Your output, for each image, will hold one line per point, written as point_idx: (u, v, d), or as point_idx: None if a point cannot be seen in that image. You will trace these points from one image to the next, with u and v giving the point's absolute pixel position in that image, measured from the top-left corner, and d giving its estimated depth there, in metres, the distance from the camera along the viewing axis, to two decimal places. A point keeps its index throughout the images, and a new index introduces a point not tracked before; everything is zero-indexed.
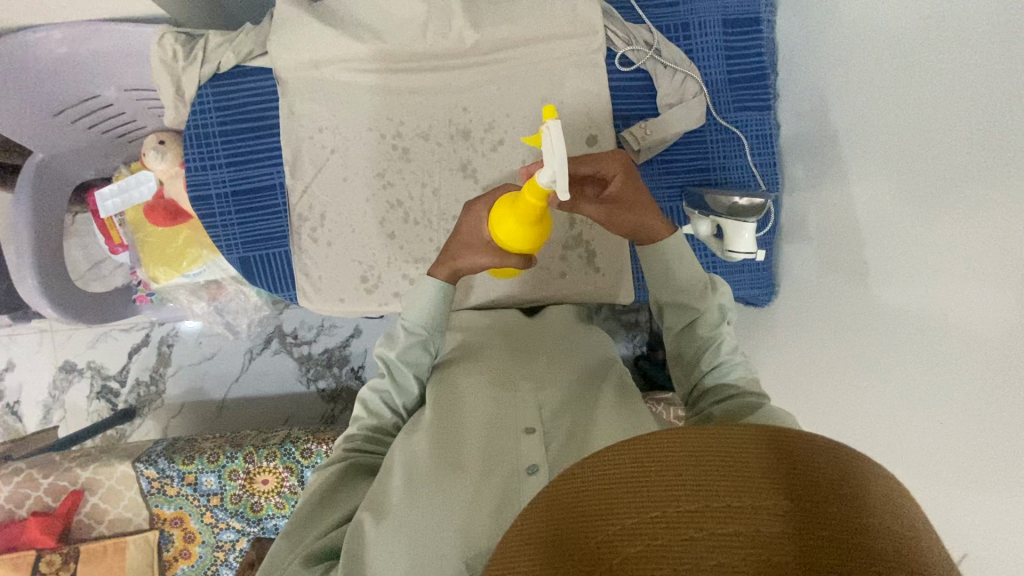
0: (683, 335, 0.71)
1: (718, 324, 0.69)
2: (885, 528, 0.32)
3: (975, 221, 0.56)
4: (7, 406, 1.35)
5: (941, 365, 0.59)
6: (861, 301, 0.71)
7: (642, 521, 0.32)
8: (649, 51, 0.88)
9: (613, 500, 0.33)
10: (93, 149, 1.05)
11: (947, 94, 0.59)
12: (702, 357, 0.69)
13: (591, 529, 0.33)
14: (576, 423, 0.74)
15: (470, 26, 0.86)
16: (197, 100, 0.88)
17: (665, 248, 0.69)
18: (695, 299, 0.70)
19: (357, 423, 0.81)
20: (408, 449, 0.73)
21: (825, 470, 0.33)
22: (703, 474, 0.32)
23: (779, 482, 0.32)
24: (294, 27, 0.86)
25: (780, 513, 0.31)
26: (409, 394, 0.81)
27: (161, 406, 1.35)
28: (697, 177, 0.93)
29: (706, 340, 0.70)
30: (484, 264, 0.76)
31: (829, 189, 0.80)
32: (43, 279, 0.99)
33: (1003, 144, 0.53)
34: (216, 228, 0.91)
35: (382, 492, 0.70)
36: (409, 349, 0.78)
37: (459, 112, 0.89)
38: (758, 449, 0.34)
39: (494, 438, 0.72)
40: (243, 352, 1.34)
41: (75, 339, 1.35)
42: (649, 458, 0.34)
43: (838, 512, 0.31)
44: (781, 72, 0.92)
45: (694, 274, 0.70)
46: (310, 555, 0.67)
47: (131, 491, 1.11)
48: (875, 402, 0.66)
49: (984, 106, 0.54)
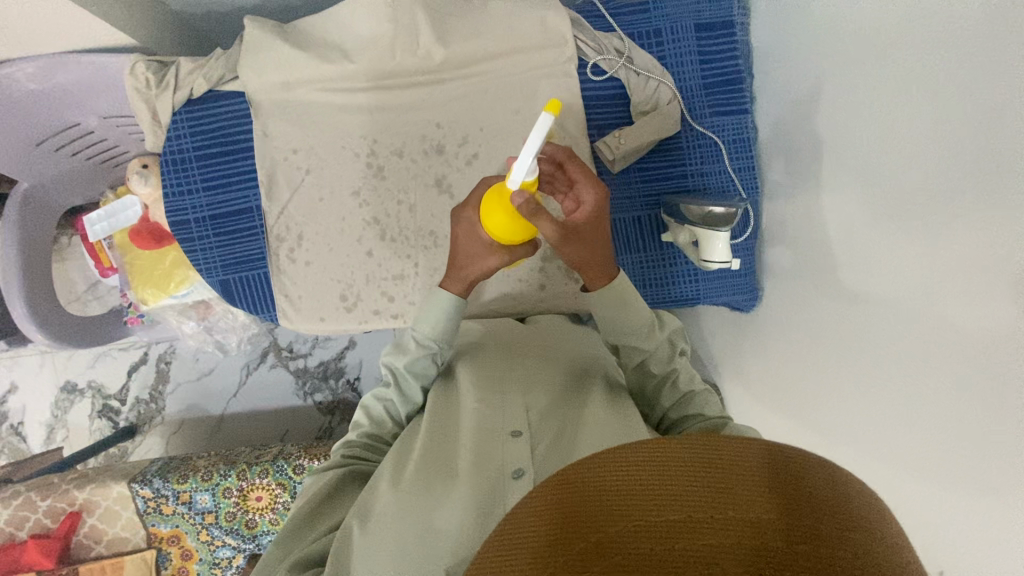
0: (641, 372, 0.76)
1: (669, 358, 0.74)
2: (871, 544, 0.30)
3: (936, 229, 0.54)
4: (11, 427, 1.36)
5: (902, 377, 0.57)
6: (838, 308, 0.70)
7: (623, 530, 0.30)
8: (620, 59, 0.87)
9: (593, 508, 0.32)
10: (78, 175, 1.07)
11: (911, 98, 0.58)
12: (661, 391, 0.75)
13: (574, 535, 0.31)
14: (565, 425, 0.71)
15: (438, 43, 0.85)
16: (172, 127, 0.89)
17: (619, 289, 0.70)
18: (645, 339, 0.72)
19: (358, 430, 0.80)
20: (395, 459, 0.71)
21: (807, 481, 0.32)
22: (685, 484, 0.31)
23: (766, 494, 0.31)
24: (263, 50, 0.86)
25: (763, 525, 0.30)
26: (412, 406, 0.81)
27: (161, 423, 1.36)
28: (675, 184, 0.92)
29: (662, 376, 0.74)
30: (496, 267, 0.70)
31: (805, 193, 0.78)
32: (33, 306, 1.00)
33: (961, 151, 0.52)
34: (196, 252, 0.92)
35: (366, 502, 0.67)
36: (418, 360, 0.76)
37: (432, 128, 0.89)
38: (739, 459, 0.33)
39: (483, 440, 0.70)
40: (240, 367, 1.36)
41: (75, 359, 1.36)
42: (632, 467, 0.33)
43: (820, 524, 0.30)
44: (757, 74, 0.91)
45: (641, 318, 0.71)
46: (301, 561, 0.63)
47: (128, 511, 1.13)
48: (850, 413, 0.65)
49: (949, 111, 0.53)
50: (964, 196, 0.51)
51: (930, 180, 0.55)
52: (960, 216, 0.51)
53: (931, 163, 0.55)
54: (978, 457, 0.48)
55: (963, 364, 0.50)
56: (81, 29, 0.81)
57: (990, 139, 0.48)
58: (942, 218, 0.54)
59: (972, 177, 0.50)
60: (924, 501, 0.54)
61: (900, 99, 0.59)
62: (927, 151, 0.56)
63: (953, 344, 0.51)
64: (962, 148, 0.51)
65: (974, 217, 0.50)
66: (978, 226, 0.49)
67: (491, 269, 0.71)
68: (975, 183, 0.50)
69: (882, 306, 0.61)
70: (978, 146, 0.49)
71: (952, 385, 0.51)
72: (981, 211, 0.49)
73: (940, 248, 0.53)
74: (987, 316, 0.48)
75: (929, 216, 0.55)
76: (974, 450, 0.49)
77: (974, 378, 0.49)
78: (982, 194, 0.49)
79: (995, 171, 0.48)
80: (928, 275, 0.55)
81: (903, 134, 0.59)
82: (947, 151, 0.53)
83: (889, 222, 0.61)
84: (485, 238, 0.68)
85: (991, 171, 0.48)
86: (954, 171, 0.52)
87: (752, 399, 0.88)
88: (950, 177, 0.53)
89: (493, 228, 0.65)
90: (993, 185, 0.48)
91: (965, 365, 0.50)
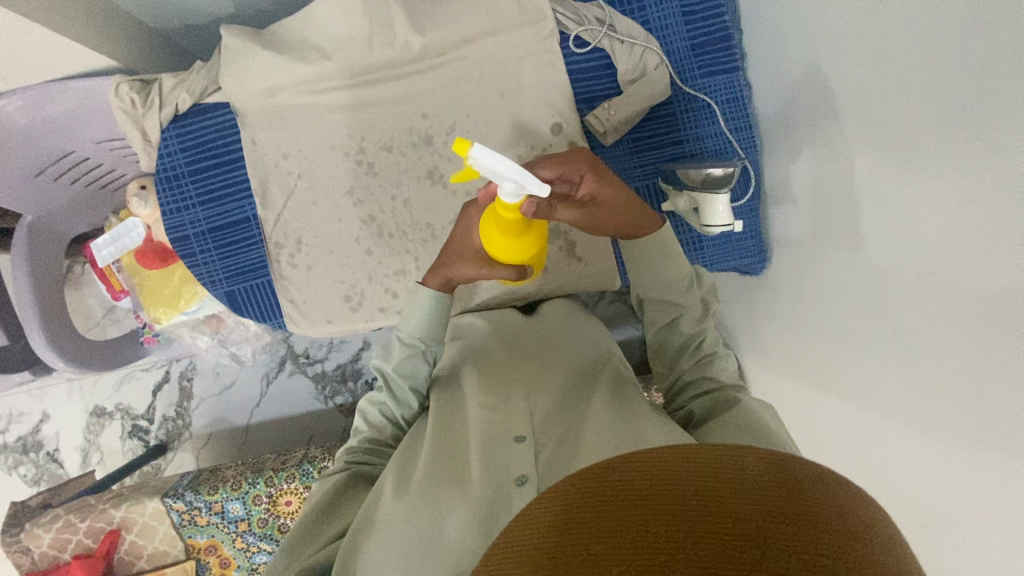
0: (666, 329, 0.72)
1: (702, 317, 0.71)
2: (867, 554, 0.30)
3: (944, 168, 0.52)
4: (47, 454, 1.40)
5: (918, 325, 0.56)
6: (849, 261, 0.67)
7: (611, 548, 0.29)
8: (603, 28, 0.85)
9: (585, 527, 0.31)
10: (81, 204, 1.09)
11: (906, 31, 0.55)
12: (681, 355, 0.72)
13: (566, 550, 0.31)
14: (570, 426, 0.70)
15: (415, 31, 0.84)
16: (162, 144, 0.90)
17: (663, 238, 0.70)
18: (684, 293, 0.70)
19: (358, 435, 0.80)
20: (401, 465, 0.72)
21: (806, 491, 0.32)
22: (676, 497, 0.31)
23: (762, 502, 0.31)
24: (241, 57, 0.85)
25: (760, 538, 0.29)
26: (407, 407, 0.79)
27: (190, 438, 1.39)
28: (671, 151, 0.90)
29: (690, 337, 0.71)
30: (477, 275, 0.70)
31: (803, 146, 0.76)
32: (50, 333, 1.02)
33: (967, 79, 0.49)
34: (199, 266, 0.93)
35: (371, 506, 0.68)
36: (406, 360, 0.75)
37: (419, 119, 0.88)
38: (732, 470, 0.32)
39: (487, 446, 0.69)
40: (260, 377, 1.37)
41: (102, 383, 1.40)
42: (622, 482, 0.32)
43: (815, 536, 0.30)
44: (745, 28, 0.88)
45: (681, 270, 0.69)
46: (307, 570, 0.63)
47: (164, 525, 1.16)
48: (865, 365, 0.63)
49: (950, 40, 0.50)
50: (980, 123, 0.48)
51: (935, 115, 0.53)
52: (968, 148, 0.49)
53: (938, 97, 0.52)
54: (1009, 398, 0.46)
55: (979, 304, 0.48)
56: (61, 56, 0.81)
57: (998, 62, 0.45)
58: (948, 152, 0.51)
59: (988, 103, 0.47)
60: (952, 445, 0.52)
61: (897, 35, 0.56)
62: (929, 83, 0.53)
63: (968, 280, 0.49)
64: (970, 76, 0.48)
65: (985, 148, 0.47)
66: (997, 157, 0.46)
67: (472, 277, 0.71)
68: (983, 112, 0.47)
69: (894, 255, 0.59)
70: (989, 71, 0.47)
71: (965, 327, 0.50)
72: (995, 140, 0.46)
73: (949, 187, 0.51)
74: (1000, 251, 0.46)
75: (938, 151, 0.52)
76: (995, 393, 0.47)
77: (992, 314, 0.47)
78: (995, 122, 0.46)
79: (1007, 93, 0.45)
80: (943, 214, 0.52)
81: (902, 69, 0.56)
82: (952, 81, 0.50)
83: (895, 165, 0.58)
84: (478, 244, 0.69)
85: (1000, 96, 0.46)
86: (962, 100, 0.49)
87: (773, 363, 0.87)
88: (959, 107, 0.50)
89: (489, 244, 0.65)
90: (1000, 112, 0.46)
91: (982, 302, 0.48)
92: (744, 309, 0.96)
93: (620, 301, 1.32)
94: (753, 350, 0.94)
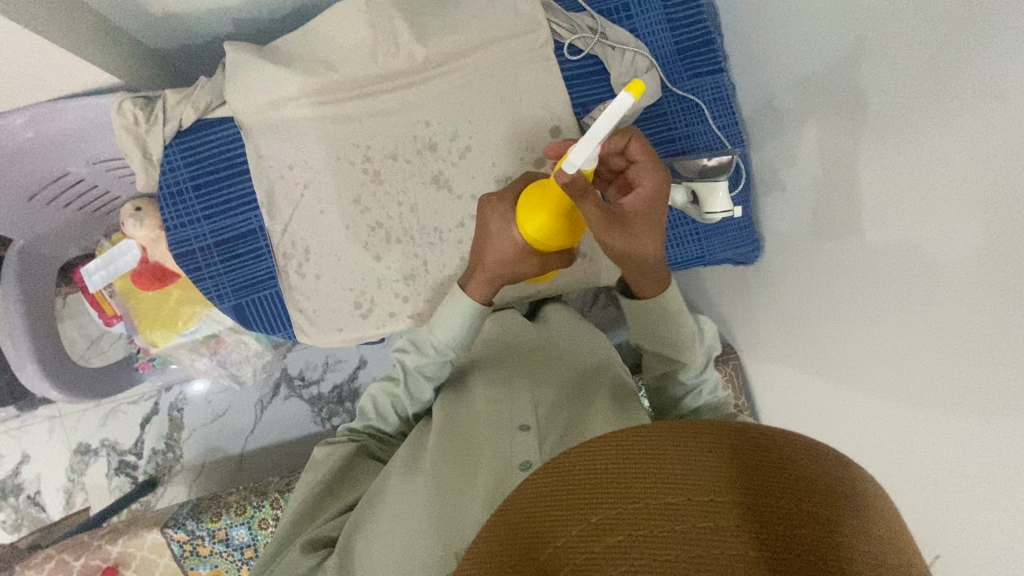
0: (668, 379, 0.73)
1: (703, 371, 0.73)
2: (870, 529, 0.31)
3: (945, 139, 0.56)
4: (28, 498, 1.33)
5: (909, 291, 0.60)
6: (846, 237, 0.72)
7: (622, 513, 0.31)
8: (595, 36, 0.89)
9: (597, 490, 0.33)
10: (73, 226, 1.07)
11: (897, 21, 0.61)
12: (681, 400, 0.73)
13: (571, 515, 0.32)
14: (570, 424, 0.71)
15: (418, 42, 0.88)
16: (166, 160, 0.90)
17: (667, 306, 0.66)
18: (687, 352, 0.70)
19: (363, 419, 0.79)
20: (410, 450, 0.72)
21: (814, 470, 0.33)
22: (690, 464, 0.32)
23: (760, 477, 0.32)
24: (246, 72, 0.87)
25: (768, 510, 0.31)
26: (420, 402, 0.78)
27: (181, 471, 1.33)
28: (665, 148, 0.94)
29: (691, 385, 0.73)
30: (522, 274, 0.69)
31: (796, 134, 0.82)
32: (44, 362, 1.01)
33: (954, 55, 0.54)
34: (204, 280, 0.93)
35: (378, 488, 0.68)
36: (430, 364, 0.74)
37: (423, 126, 0.91)
38: (743, 442, 0.34)
39: (489, 443, 0.69)
40: (255, 403, 1.34)
41: (86, 419, 1.34)
42: (630, 451, 0.33)
43: (825, 512, 0.31)
44: (726, 33, 0.94)
45: (688, 329, 0.69)
46: (310, 543, 0.64)
47: (165, 557, 1.11)
48: (859, 331, 0.68)
49: (939, 22, 0.56)
50: (971, 93, 0.53)
51: (926, 91, 0.58)
52: (964, 115, 0.54)
53: (927, 77, 0.58)
54: (1007, 339, 0.49)
55: (977, 262, 0.52)
56: (63, 72, 0.81)
57: (983, 36, 0.51)
58: (942, 122, 0.57)
59: (977, 74, 0.52)
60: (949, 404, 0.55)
61: (889, 22, 0.62)
62: (923, 64, 0.58)
63: (962, 246, 0.53)
64: (954, 51, 0.54)
65: (977, 115, 0.52)
66: (986, 121, 0.51)
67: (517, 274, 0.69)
68: (972, 84, 0.53)
69: (893, 226, 0.63)
70: (972, 47, 0.52)
71: (956, 282, 0.54)
72: (986, 106, 0.51)
73: (946, 154, 0.56)
74: (999, 202, 0.50)
75: (933, 123, 0.58)
76: (994, 335, 0.51)
77: (982, 273, 0.51)
78: (989, 83, 0.51)
79: (991, 60, 0.51)
80: (941, 180, 0.57)
81: (894, 52, 0.62)
82: (943, 58, 0.56)
83: (888, 143, 0.64)
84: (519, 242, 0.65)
85: (988, 67, 0.51)
86: (953, 71, 0.55)
87: (773, 346, 0.90)
88: (948, 79, 0.56)
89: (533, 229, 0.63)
90: (992, 78, 0.51)
91: (977, 260, 0.52)
92: (742, 298, 1.00)
93: (613, 305, 1.35)
94: (753, 335, 0.97)
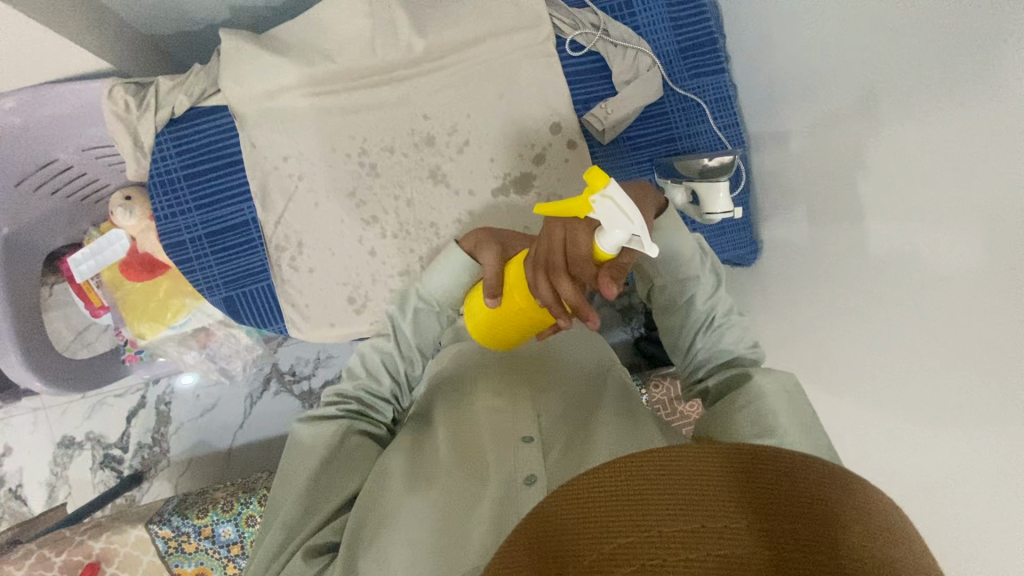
0: (680, 310, 0.69)
1: (713, 291, 0.69)
2: (882, 554, 0.31)
3: (948, 143, 0.56)
4: (9, 491, 1.30)
5: (912, 292, 0.60)
6: (848, 239, 0.71)
7: (635, 541, 0.30)
8: (597, 32, 0.88)
9: (610, 516, 0.31)
10: (60, 215, 1.04)
11: (902, 23, 0.60)
12: (696, 332, 0.69)
13: (584, 544, 0.31)
14: (571, 434, 0.70)
15: (417, 34, 0.86)
16: (157, 148, 0.88)
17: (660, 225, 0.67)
18: (691, 271, 0.68)
19: (352, 381, 0.76)
20: (407, 458, 0.70)
21: (827, 495, 0.32)
22: (704, 489, 0.31)
23: (775, 501, 0.31)
24: (241, 60, 0.86)
25: (782, 537, 0.30)
26: (411, 362, 0.78)
27: (168, 466, 1.31)
28: (665, 148, 0.93)
29: (704, 315, 0.68)
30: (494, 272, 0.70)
31: (798, 135, 0.81)
32: (27, 352, 0.99)
33: (961, 58, 0.54)
34: (195, 272, 0.91)
35: (374, 492, 0.66)
36: (420, 315, 0.76)
37: (421, 120, 0.89)
38: (753, 467, 0.33)
39: (488, 454, 0.68)
40: (244, 398, 1.31)
41: (70, 411, 1.31)
42: (643, 476, 0.32)
43: (837, 537, 0.30)
44: (728, 33, 0.94)
45: (687, 244, 0.68)
46: (312, 549, 0.61)
47: (149, 554, 1.09)
48: (855, 334, 0.68)
49: (945, 25, 0.55)
50: (974, 96, 0.53)
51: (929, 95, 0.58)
52: (967, 119, 0.53)
53: (929, 81, 0.58)
54: (1010, 343, 0.49)
55: (983, 266, 0.51)
56: (52, 56, 0.79)
57: (989, 39, 0.51)
58: (946, 126, 0.56)
59: (980, 78, 0.52)
60: (949, 407, 0.55)
61: (896, 24, 0.61)
62: (927, 68, 0.58)
63: (967, 249, 0.53)
64: (961, 55, 0.54)
65: (980, 120, 0.52)
66: (988, 125, 0.51)
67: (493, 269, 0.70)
68: (976, 88, 0.52)
69: (896, 230, 0.62)
70: (978, 51, 0.52)
71: (958, 285, 0.54)
72: (991, 111, 0.51)
73: (947, 157, 0.56)
74: (1001, 208, 0.49)
75: (935, 127, 0.57)
76: (996, 342, 0.50)
77: (988, 273, 0.51)
78: (993, 87, 0.50)
79: (996, 63, 0.50)
80: (943, 184, 0.56)
81: (898, 55, 0.61)
82: (948, 63, 0.55)
83: (889, 147, 0.63)
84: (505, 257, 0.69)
85: (990, 71, 0.51)
86: (957, 75, 0.54)
87: (771, 348, 0.89)
88: (952, 84, 0.55)
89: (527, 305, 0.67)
90: (996, 82, 0.50)
91: (985, 263, 0.51)
92: (739, 300, 1.00)
93: (609, 305, 1.35)
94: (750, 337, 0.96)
